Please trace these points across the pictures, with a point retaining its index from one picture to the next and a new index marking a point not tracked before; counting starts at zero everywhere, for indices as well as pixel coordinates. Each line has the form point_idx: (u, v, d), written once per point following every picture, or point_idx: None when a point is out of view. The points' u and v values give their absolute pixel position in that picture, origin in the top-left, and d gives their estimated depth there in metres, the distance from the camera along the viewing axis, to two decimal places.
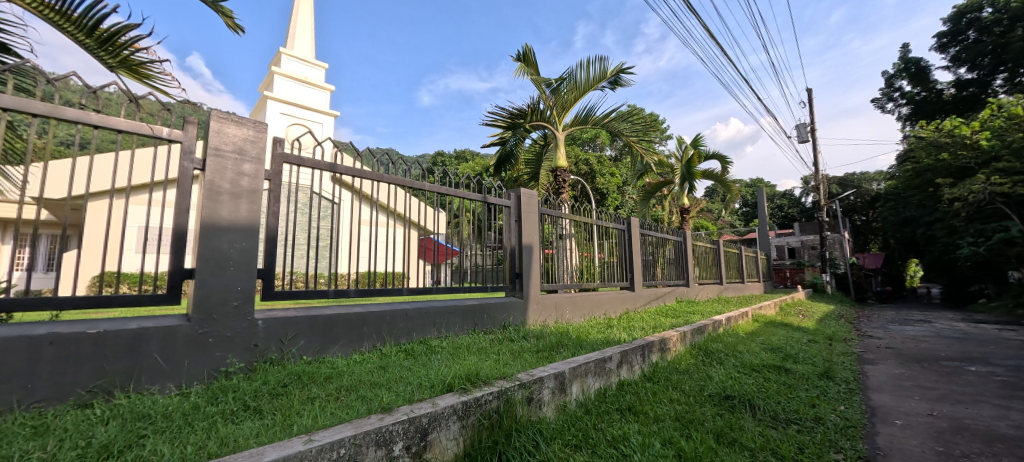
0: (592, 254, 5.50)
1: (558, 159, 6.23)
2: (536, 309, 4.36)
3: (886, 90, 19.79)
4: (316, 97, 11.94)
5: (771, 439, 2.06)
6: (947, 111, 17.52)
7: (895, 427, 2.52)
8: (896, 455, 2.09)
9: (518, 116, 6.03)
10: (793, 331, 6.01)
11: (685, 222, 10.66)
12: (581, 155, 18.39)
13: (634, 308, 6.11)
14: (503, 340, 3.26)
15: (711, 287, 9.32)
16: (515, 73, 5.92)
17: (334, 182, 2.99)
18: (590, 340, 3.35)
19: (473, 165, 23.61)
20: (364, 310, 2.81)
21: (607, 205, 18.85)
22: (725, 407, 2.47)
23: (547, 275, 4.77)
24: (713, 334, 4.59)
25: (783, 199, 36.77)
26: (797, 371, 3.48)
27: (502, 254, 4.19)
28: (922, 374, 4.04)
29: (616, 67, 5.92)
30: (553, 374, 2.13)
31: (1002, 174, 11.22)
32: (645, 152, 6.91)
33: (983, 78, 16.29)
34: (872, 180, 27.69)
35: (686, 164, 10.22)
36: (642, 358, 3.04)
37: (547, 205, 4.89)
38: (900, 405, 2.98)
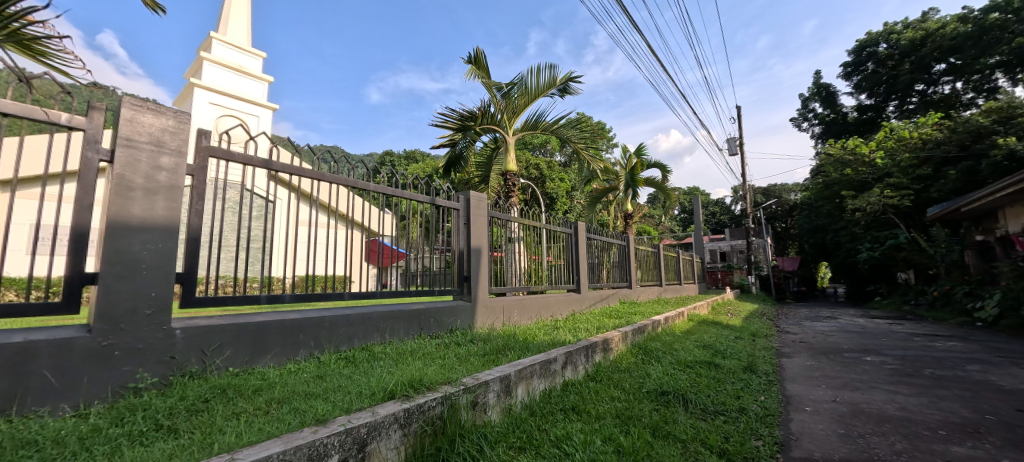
0: (540, 257, 5.59)
1: (508, 163, 6.28)
2: (484, 313, 4.35)
3: (802, 110, 21.98)
4: (251, 88, 11.14)
5: (701, 431, 2.20)
6: (851, 131, 19.79)
7: (807, 413, 2.80)
8: (806, 439, 2.32)
9: (468, 119, 6.00)
10: (722, 329, 6.48)
11: (629, 227, 11.17)
12: (531, 160, 18.67)
13: (580, 310, 6.30)
14: (449, 344, 3.21)
15: (652, 288, 9.84)
16: (467, 75, 5.89)
17: (269, 180, 2.79)
18: (536, 342, 3.39)
19: (423, 166, 23.17)
20: (300, 316, 2.64)
21: (556, 209, 19.31)
22: (661, 402, 2.61)
23: (496, 279, 4.78)
24: (652, 333, 4.85)
25: (715, 207, 39.73)
26: (724, 366, 3.76)
27: (451, 257, 4.13)
28: (829, 365, 4.53)
29: (566, 75, 6.08)
30: (499, 377, 2.13)
31: (893, 189, 12.79)
32: (592, 159, 7.14)
33: (879, 104, 18.69)
34: (790, 191, 30.65)
35: (629, 171, 10.71)
36: (585, 359, 3.14)
37: (497, 208, 4.91)
38: (811, 393, 3.31)
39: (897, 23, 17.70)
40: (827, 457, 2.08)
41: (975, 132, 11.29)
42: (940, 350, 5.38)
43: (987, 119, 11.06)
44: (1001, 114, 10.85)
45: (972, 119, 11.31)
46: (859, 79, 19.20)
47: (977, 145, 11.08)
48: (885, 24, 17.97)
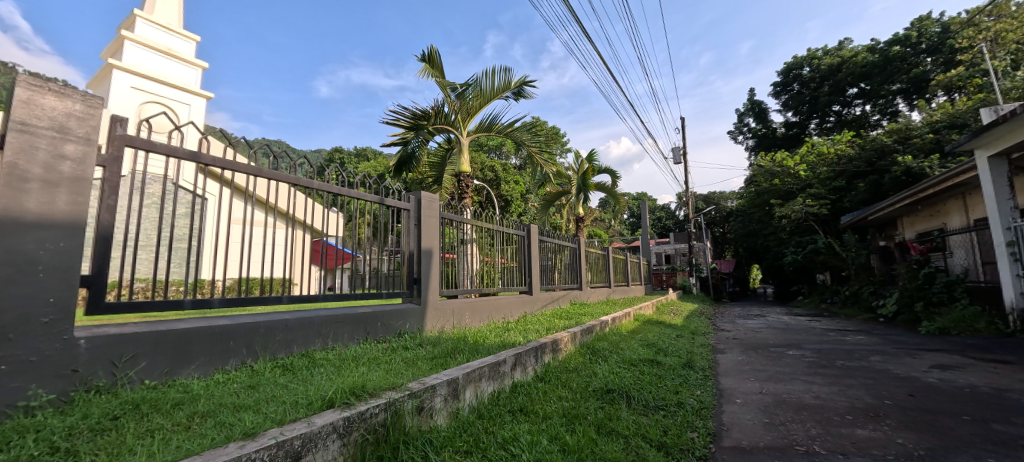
0: (493, 259, 5.59)
1: (461, 164, 6.23)
2: (435, 316, 4.27)
3: (738, 124, 23.78)
4: (182, 73, 10.28)
5: (642, 426, 2.30)
6: (779, 145, 21.68)
7: (736, 405, 3.01)
8: (736, 429, 2.50)
9: (421, 118, 5.87)
10: (665, 328, 6.83)
11: (580, 230, 11.47)
12: (487, 162, 18.67)
13: (532, 311, 6.36)
14: (396, 349, 3.13)
15: (601, 289, 10.17)
16: (420, 73, 5.77)
17: (198, 173, 2.56)
18: (486, 345, 3.38)
19: (374, 164, 22.44)
20: (232, 322, 2.45)
21: (510, 211, 19.43)
22: (606, 400, 2.70)
23: (447, 281, 4.72)
24: (600, 333, 5.01)
25: (661, 212, 41.87)
26: (665, 363, 3.96)
27: (401, 259, 4.02)
28: (757, 359, 4.91)
29: (520, 79, 6.14)
30: (446, 380, 2.09)
31: (814, 198, 14.03)
32: (545, 163, 7.24)
33: (802, 121, 20.64)
34: (727, 198, 32.94)
35: (581, 176, 11.01)
36: (535, 360, 3.17)
37: (449, 208, 4.84)
38: (741, 386, 3.58)
39: (818, 49, 19.65)
40: (753, 444, 2.25)
41: (879, 151, 12.74)
42: (849, 343, 6.01)
43: (889, 139, 12.55)
44: (899, 136, 12.37)
45: (877, 138, 12.80)
46: (786, 98, 21.05)
47: (881, 161, 12.54)
48: (808, 50, 19.86)
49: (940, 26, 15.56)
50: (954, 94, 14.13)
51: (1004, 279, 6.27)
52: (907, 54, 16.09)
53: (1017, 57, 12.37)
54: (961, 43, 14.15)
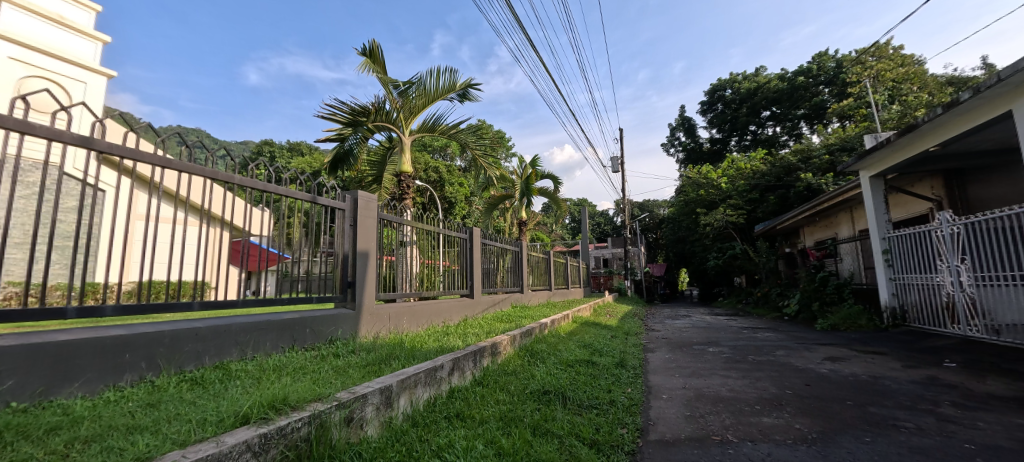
0: (434, 262, 5.49)
1: (402, 164, 6.05)
2: (370, 321, 4.08)
3: (670, 138, 25.57)
4: (78, 46, 9.04)
5: (577, 425, 2.37)
6: (705, 159, 23.61)
7: (663, 400, 3.21)
8: (661, 423, 2.66)
9: (360, 114, 5.61)
10: (601, 329, 7.12)
11: (523, 234, 11.63)
12: (431, 162, 18.35)
13: (473, 315, 6.31)
14: (326, 356, 2.95)
15: (542, 292, 10.38)
16: (360, 67, 5.53)
17: (90, 161, 2.24)
18: (423, 350, 3.29)
19: (309, 160, 21.14)
20: (128, 332, 2.16)
21: (454, 214, 19.23)
22: (542, 402, 2.75)
23: (384, 284, 4.54)
24: (540, 335, 5.10)
25: (599, 218, 43.83)
26: (600, 363, 4.13)
27: (334, 262, 3.80)
28: (682, 356, 5.29)
29: (465, 81, 6.11)
30: (379, 388, 2.01)
31: (733, 209, 15.42)
32: (489, 166, 7.25)
33: (724, 138, 22.66)
34: (660, 206, 35.18)
35: (525, 181, 11.18)
36: (473, 364, 3.15)
37: (388, 209, 4.67)
38: (667, 382, 3.82)
39: (738, 74, 21.74)
40: (676, 437, 2.40)
41: (786, 168, 14.32)
42: (759, 340, 6.67)
43: (794, 158, 14.17)
44: (802, 156, 14.02)
45: (785, 157, 14.39)
46: (712, 117, 23.02)
47: (788, 177, 14.10)
48: (730, 74, 21.91)
49: (835, 62, 17.89)
50: (845, 121, 16.28)
51: (881, 282, 7.32)
52: (809, 84, 18.28)
53: (892, 93, 14.53)
54: (851, 78, 16.36)
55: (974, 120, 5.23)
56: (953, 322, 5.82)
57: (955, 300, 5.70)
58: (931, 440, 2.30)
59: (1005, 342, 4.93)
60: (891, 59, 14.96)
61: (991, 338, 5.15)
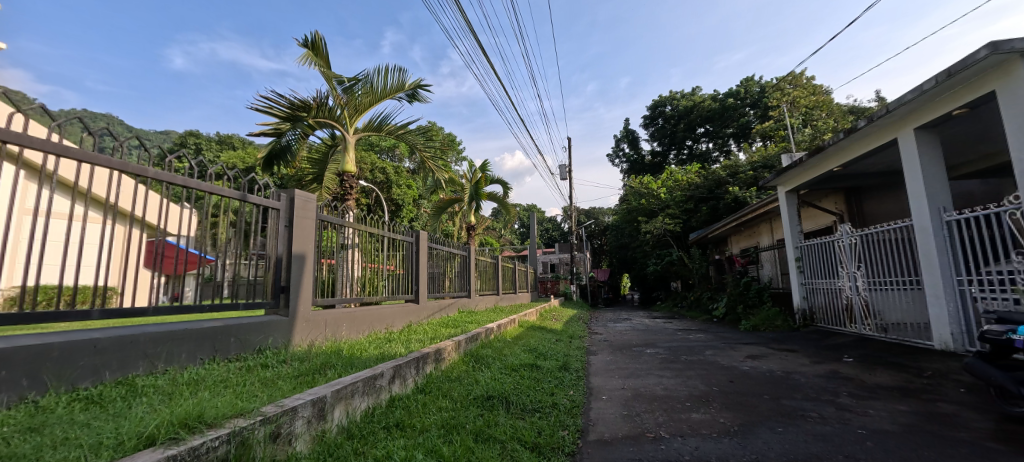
0: (378, 266, 5.29)
1: (345, 163, 5.77)
2: (305, 328, 3.83)
3: (615, 149, 26.75)
4: None
5: (519, 429, 2.39)
6: (646, 170, 24.95)
7: (603, 401, 3.32)
8: (600, 423, 2.75)
9: (300, 109, 5.24)
10: (546, 333, 7.24)
11: (471, 238, 11.56)
12: (378, 163, 17.73)
13: (418, 321, 6.15)
14: (252, 368, 2.73)
15: (490, 297, 10.37)
16: (300, 59, 5.23)
17: None
18: (363, 358, 3.16)
19: (242, 155, 19.61)
20: (7, 345, 1.86)
21: (401, 216, 18.73)
22: (485, 407, 2.73)
23: (322, 289, 4.30)
24: (485, 341, 5.08)
25: (547, 223, 44.84)
26: (544, 367, 4.19)
27: (265, 265, 3.53)
28: (621, 358, 5.52)
29: (414, 82, 5.99)
30: (311, 400, 1.90)
31: (671, 218, 16.42)
32: (437, 169, 7.12)
33: (664, 152, 24.10)
34: (604, 213, 36.60)
35: (474, 185, 11.14)
36: (415, 371, 3.07)
37: (328, 210, 4.45)
38: (607, 384, 3.96)
39: (677, 93, 23.28)
40: (613, 436, 2.50)
41: (717, 182, 15.51)
42: (692, 340, 7.13)
43: (724, 173, 15.39)
44: (730, 171, 15.24)
45: (716, 172, 15.59)
46: (653, 130, 24.42)
47: (718, 190, 15.28)
48: (669, 92, 23.41)
49: (759, 87, 19.74)
50: (767, 141, 17.97)
51: (794, 286, 8.13)
52: (737, 105, 20.04)
53: (805, 118, 16.28)
54: (772, 103, 18.14)
55: (869, 145, 5.98)
56: (851, 321, 6.59)
57: (853, 302, 6.46)
58: (831, 426, 2.58)
59: (891, 339, 5.67)
60: (805, 87, 16.76)
61: (880, 335, 5.92)
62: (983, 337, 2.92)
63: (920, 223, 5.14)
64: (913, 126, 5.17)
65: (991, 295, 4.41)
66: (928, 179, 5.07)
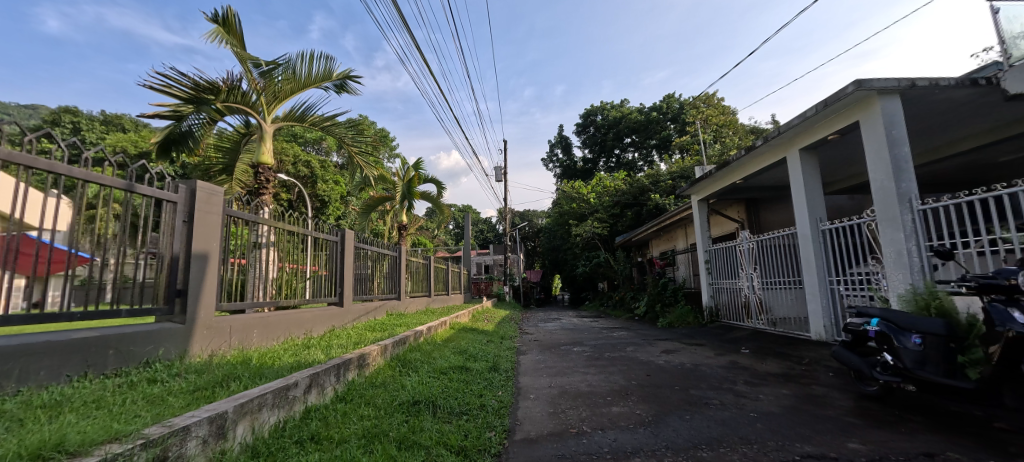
0: (297, 266, 4.90)
1: (261, 154, 5.25)
2: (206, 336, 3.41)
3: (549, 154, 27.62)
4: None
5: (445, 434, 2.34)
6: (578, 176, 26.06)
7: (530, 400, 3.38)
8: (526, 423, 2.79)
9: (205, 90, 4.61)
10: (477, 334, 7.23)
11: (403, 238, 11.17)
12: (302, 155, 16.41)
13: (342, 325, 5.79)
14: (137, 384, 2.38)
15: (421, 299, 10.12)
16: (209, 35, 4.68)
17: None
18: (275, 367, 2.90)
19: (133, 138, 17.11)
20: None
21: (326, 214, 17.61)
22: (411, 413, 2.65)
23: (229, 292, 3.88)
24: (414, 344, 4.93)
25: (482, 225, 45.04)
26: (473, 368, 4.18)
27: (158, 265, 3.09)
28: (550, 357, 5.68)
29: (343, 72, 5.65)
30: (207, 418, 1.69)
31: (600, 222, 17.28)
32: (366, 166, 6.77)
33: (594, 159, 25.34)
34: (538, 215, 37.51)
35: (407, 183, 10.76)
36: (335, 379, 2.88)
37: (239, 205, 4.03)
38: (535, 383, 4.05)
39: (607, 104, 24.64)
40: (539, 434, 2.55)
41: (640, 189, 16.63)
42: (615, 338, 7.55)
43: (647, 181, 16.55)
44: (652, 179, 16.39)
45: (640, 180, 16.71)
46: (585, 138, 25.58)
47: (641, 197, 16.40)
48: (600, 102, 24.73)
49: (678, 104, 21.57)
50: (684, 153, 19.70)
51: (704, 286, 8.96)
52: (660, 119, 21.74)
53: (716, 135, 18.12)
54: (689, 119, 19.92)
55: (766, 161, 6.75)
56: (748, 317, 7.41)
57: (750, 300, 7.28)
58: (729, 412, 2.88)
59: (779, 331, 6.47)
60: (716, 107, 18.61)
61: (770, 328, 6.74)
62: (847, 328, 3.42)
63: (803, 231, 5.93)
64: (799, 148, 5.97)
65: (853, 292, 5.20)
66: (810, 193, 5.87)
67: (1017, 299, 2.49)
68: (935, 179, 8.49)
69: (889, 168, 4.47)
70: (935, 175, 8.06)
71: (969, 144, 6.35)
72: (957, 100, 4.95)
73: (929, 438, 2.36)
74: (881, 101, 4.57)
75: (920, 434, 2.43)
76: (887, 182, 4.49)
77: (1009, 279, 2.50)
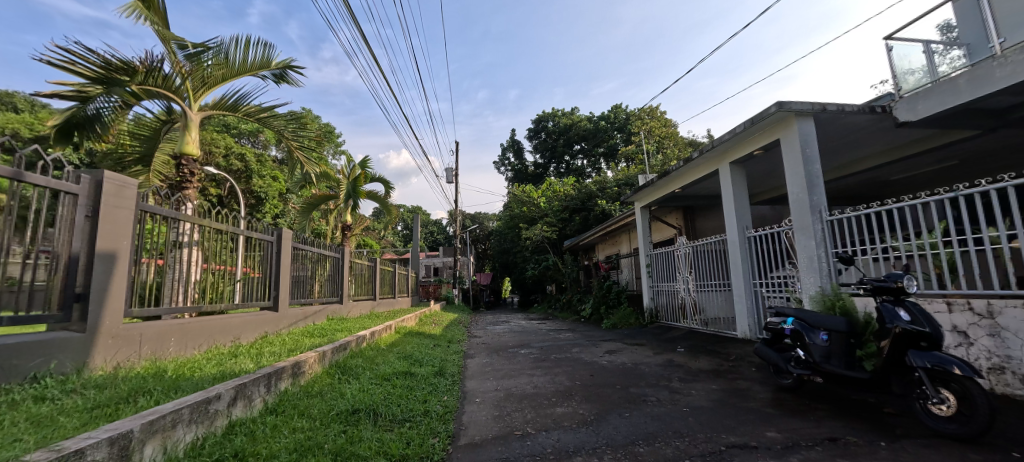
0: (225, 268, 4.51)
1: (185, 144, 4.77)
2: (110, 347, 3.03)
3: (501, 157, 27.77)
4: None
5: (386, 442, 2.26)
6: (529, 180, 26.43)
7: (475, 403, 3.36)
8: (470, 427, 2.76)
9: (119, 70, 4.10)
10: (424, 339, 7.07)
11: (347, 239, 10.68)
12: (235, 147, 15.18)
13: (276, 331, 5.41)
14: (21, 402, 2.06)
15: (365, 303, 9.73)
16: (124, 10, 4.20)
17: None
18: (195, 378, 2.64)
19: (26, 119, 14.90)
20: None
21: (262, 213, 16.43)
22: (349, 423, 2.52)
23: (141, 296, 3.47)
24: (356, 349, 4.71)
25: (432, 226, 44.31)
26: (418, 374, 4.07)
27: (53, 266, 2.71)
28: (497, 359, 5.69)
29: (284, 61, 5.31)
30: (108, 439, 1.51)
31: (550, 226, 17.63)
32: (308, 161, 6.38)
33: (545, 164, 25.82)
34: (489, 218, 37.50)
35: (352, 182, 10.28)
36: (266, 389, 2.68)
37: (158, 200, 3.64)
38: (481, 386, 4.02)
39: (558, 111, 25.23)
40: (484, 438, 2.54)
41: (588, 195, 17.18)
42: (561, 339, 7.72)
43: (594, 187, 17.14)
44: (599, 185, 16.99)
45: (588, 186, 17.25)
46: (536, 143, 26.02)
47: (589, 203, 16.94)
48: (552, 108, 25.29)
49: (625, 115, 22.62)
50: (630, 162, 20.67)
51: (644, 289, 9.42)
52: (608, 128, 22.78)
53: (659, 146, 19.18)
54: (635, 129, 20.92)
55: (702, 172, 7.23)
56: (684, 317, 7.89)
57: (685, 301, 7.75)
58: (664, 407, 3.04)
59: (711, 330, 6.96)
60: (659, 119, 19.71)
61: (702, 327, 7.23)
62: (767, 327, 3.74)
63: (732, 238, 6.43)
64: (729, 161, 6.47)
65: (773, 294, 5.71)
66: (739, 203, 6.38)
67: (902, 299, 2.86)
68: (841, 193, 9.58)
69: (803, 183, 4.97)
70: (841, 190, 9.08)
71: (868, 163, 7.23)
72: (858, 124, 5.61)
73: (832, 424, 2.64)
74: (798, 121, 5.07)
75: (826, 420, 2.71)
76: (802, 195, 4.98)
77: (897, 282, 2.86)
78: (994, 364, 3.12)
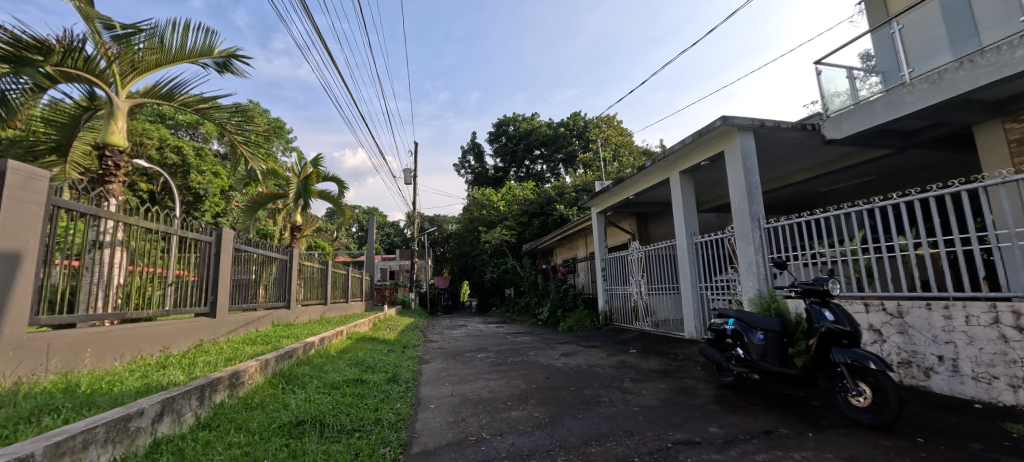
0: (155, 270, 4.13)
1: (110, 133, 4.31)
2: (12, 359, 2.67)
3: (461, 160, 27.57)
4: None
5: (332, 455, 2.15)
6: (489, 183, 26.41)
7: (430, 410, 3.29)
8: (424, 435, 2.69)
9: (30, 48, 3.65)
10: (377, 344, 6.83)
11: (297, 241, 10.15)
12: (170, 139, 14.02)
13: (213, 338, 5.01)
14: None
15: (315, 307, 9.27)
16: None
17: None
18: (116, 393, 2.38)
19: None
20: None
21: (201, 211, 15.23)
22: (293, 435, 2.38)
23: (50, 302, 3.09)
24: (303, 357, 4.46)
25: (388, 228, 43.08)
26: (370, 381, 3.92)
27: None
28: (454, 364, 5.61)
29: (227, 49, 4.97)
30: None
31: (509, 229, 17.68)
32: (253, 157, 5.97)
33: (505, 167, 25.92)
34: (448, 221, 37.02)
35: (304, 180, 9.78)
36: (198, 402, 2.48)
37: (74, 194, 3.27)
38: (436, 392, 3.94)
39: (519, 115, 25.42)
40: (437, 445, 2.48)
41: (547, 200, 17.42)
42: (519, 343, 7.75)
43: (553, 192, 17.42)
44: (558, 191, 17.28)
45: (547, 191, 17.49)
46: (497, 147, 26.07)
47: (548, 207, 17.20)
48: (513, 113, 25.45)
49: (583, 122, 23.18)
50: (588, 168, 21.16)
51: (599, 292, 9.66)
52: (567, 135, 23.26)
53: (615, 153, 19.83)
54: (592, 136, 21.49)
55: (654, 179, 7.55)
56: (636, 319, 8.17)
57: (638, 304, 8.04)
58: (616, 407, 3.13)
59: (660, 331, 7.27)
60: (615, 128, 20.38)
61: (653, 329, 7.53)
62: (711, 328, 3.95)
63: (681, 243, 6.74)
64: (680, 170, 6.80)
65: (716, 296, 6.06)
66: (687, 209, 6.70)
67: (827, 301, 3.12)
68: (777, 203, 10.33)
69: (744, 192, 5.31)
70: (778, 200, 9.79)
71: (801, 176, 7.85)
72: (792, 140, 6.09)
73: (768, 418, 2.82)
74: (740, 135, 5.43)
75: (762, 415, 2.90)
76: (743, 203, 5.32)
77: (823, 285, 3.12)
78: (903, 358, 3.47)
